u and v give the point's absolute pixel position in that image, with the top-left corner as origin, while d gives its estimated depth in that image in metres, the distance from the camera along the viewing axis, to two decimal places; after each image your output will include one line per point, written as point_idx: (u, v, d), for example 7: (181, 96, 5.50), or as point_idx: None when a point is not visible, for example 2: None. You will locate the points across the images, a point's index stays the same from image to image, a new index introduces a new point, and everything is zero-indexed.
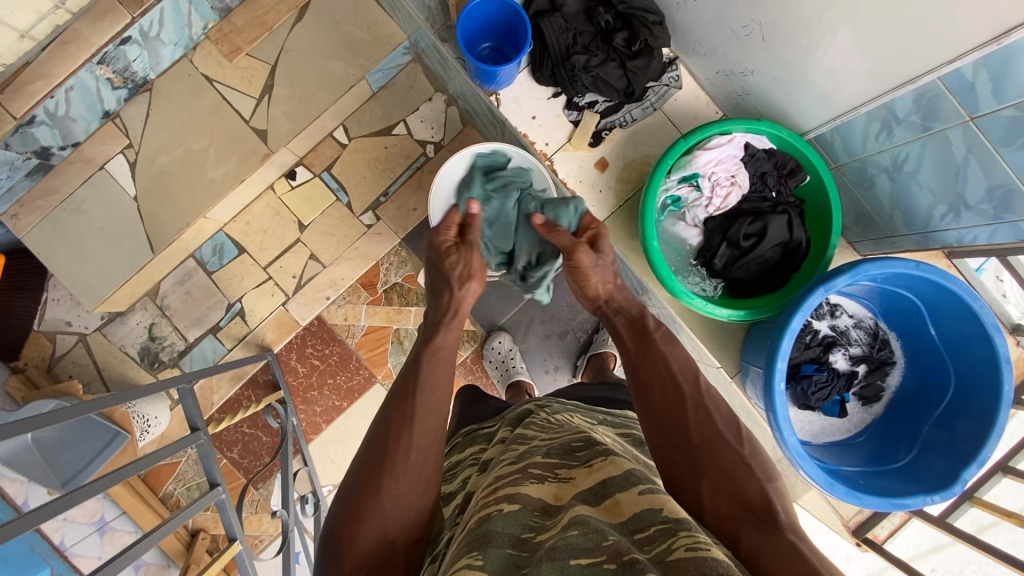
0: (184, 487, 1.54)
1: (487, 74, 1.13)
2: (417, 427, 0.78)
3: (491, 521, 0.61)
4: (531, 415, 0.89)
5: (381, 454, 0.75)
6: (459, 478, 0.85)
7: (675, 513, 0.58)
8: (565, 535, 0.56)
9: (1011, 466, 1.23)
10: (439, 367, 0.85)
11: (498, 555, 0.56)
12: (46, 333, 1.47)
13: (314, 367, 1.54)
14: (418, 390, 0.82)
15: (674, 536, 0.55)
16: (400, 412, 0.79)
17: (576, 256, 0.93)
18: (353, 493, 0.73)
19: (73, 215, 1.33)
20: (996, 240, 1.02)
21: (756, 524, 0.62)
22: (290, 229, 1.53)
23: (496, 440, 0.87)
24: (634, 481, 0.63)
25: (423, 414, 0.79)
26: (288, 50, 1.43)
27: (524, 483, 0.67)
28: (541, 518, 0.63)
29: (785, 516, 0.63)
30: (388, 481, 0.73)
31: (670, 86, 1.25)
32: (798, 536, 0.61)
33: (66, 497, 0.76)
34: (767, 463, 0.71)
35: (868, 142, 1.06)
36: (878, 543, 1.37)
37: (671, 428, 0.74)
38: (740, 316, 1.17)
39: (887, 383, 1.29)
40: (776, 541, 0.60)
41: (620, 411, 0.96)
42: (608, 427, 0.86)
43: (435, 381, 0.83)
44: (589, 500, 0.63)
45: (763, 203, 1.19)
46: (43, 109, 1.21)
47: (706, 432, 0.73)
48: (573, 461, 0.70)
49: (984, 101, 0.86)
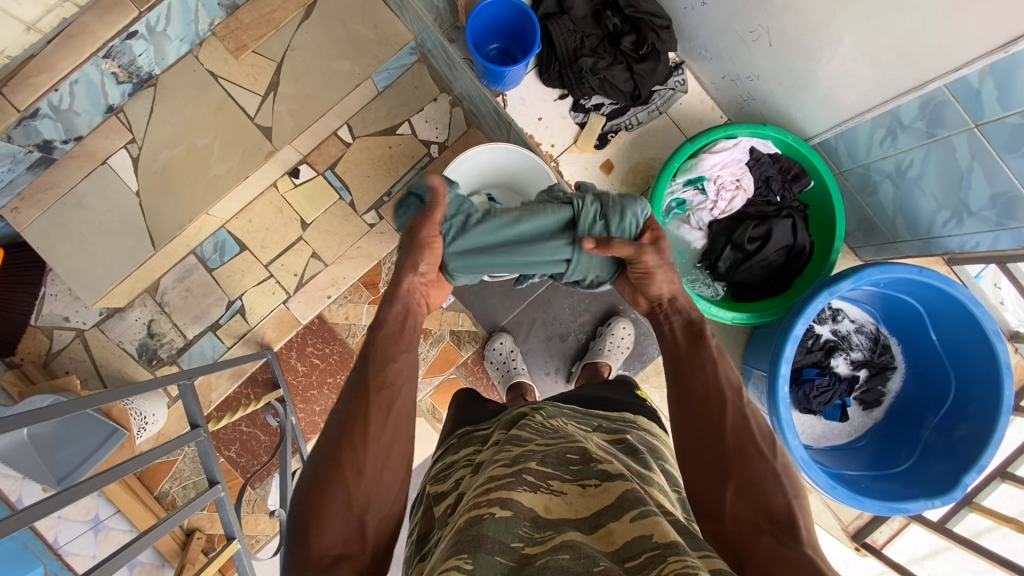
0: (181, 486, 1.47)
1: (495, 74, 1.12)
2: (375, 402, 0.75)
3: (482, 524, 0.58)
4: (526, 417, 0.86)
5: (343, 432, 0.72)
6: (452, 478, 0.80)
7: (666, 537, 0.55)
8: (555, 557, 0.55)
9: (1010, 471, 1.24)
10: (395, 342, 0.81)
11: (490, 562, 0.55)
12: (43, 328, 1.46)
13: (314, 366, 1.53)
14: (375, 362, 0.79)
15: (663, 562, 0.53)
16: (361, 389, 0.76)
17: (643, 259, 0.83)
18: (317, 469, 0.70)
19: (75, 210, 1.32)
20: (998, 246, 1.04)
21: (776, 535, 0.63)
22: (293, 227, 1.52)
23: (491, 443, 0.83)
24: (628, 506, 0.60)
25: (381, 387, 0.76)
26: (294, 49, 1.43)
27: (518, 488, 0.64)
28: (531, 529, 0.61)
29: (806, 532, 0.65)
30: (351, 456, 0.71)
31: (676, 90, 1.27)
32: (816, 553, 0.62)
33: (64, 493, 0.75)
34: (796, 480, 0.71)
35: (872, 148, 1.08)
36: (877, 548, 1.39)
37: (703, 431, 0.73)
38: (743, 318, 1.18)
39: (887, 388, 1.30)
40: (796, 551, 0.61)
41: (617, 415, 0.94)
42: (601, 435, 0.84)
43: (392, 356, 0.80)
44: (584, 528, 0.61)
45: (767, 207, 1.21)
46: (47, 102, 1.20)
47: (741, 440, 0.71)
48: (567, 475, 0.68)
49: (989, 108, 0.87)
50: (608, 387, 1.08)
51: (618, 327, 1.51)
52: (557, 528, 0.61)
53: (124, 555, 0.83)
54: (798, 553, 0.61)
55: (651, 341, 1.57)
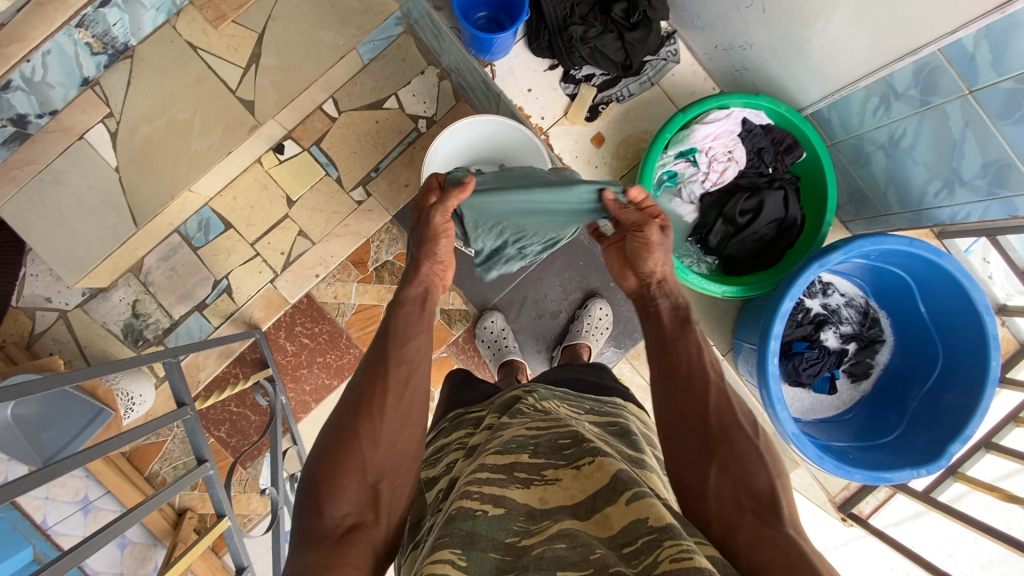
0: (171, 466, 1.45)
1: (483, 42, 1.10)
2: (393, 376, 0.75)
3: (475, 520, 0.58)
4: (519, 401, 0.84)
5: (361, 401, 0.72)
6: (445, 462, 0.79)
7: (661, 521, 0.54)
8: (551, 546, 0.55)
9: (996, 442, 1.24)
10: (416, 321, 0.81)
11: (483, 559, 0.55)
12: (25, 309, 1.42)
13: (303, 345, 1.51)
14: (395, 339, 0.78)
15: (659, 547, 0.52)
16: (376, 365, 0.76)
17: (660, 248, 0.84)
18: (328, 442, 0.70)
19: (52, 186, 1.28)
20: (988, 217, 1.03)
21: (757, 514, 0.64)
22: (278, 205, 1.49)
23: (483, 426, 0.82)
24: (622, 489, 0.59)
25: (400, 362, 0.76)
26: (276, 18, 1.39)
27: (510, 486, 0.64)
28: (526, 523, 0.61)
29: (788, 510, 0.65)
30: (367, 427, 0.71)
31: (668, 60, 1.24)
32: (797, 532, 0.63)
33: (45, 470, 0.73)
34: (779, 459, 0.71)
35: (865, 118, 1.07)
36: (863, 518, 1.42)
37: (689, 408, 0.73)
38: (734, 291, 1.17)
39: (876, 361, 1.31)
40: (777, 534, 0.61)
41: (607, 398, 0.93)
42: (592, 418, 0.83)
43: (409, 335, 0.79)
44: (579, 514, 0.60)
45: (760, 178, 1.19)
46: (20, 74, 1.15)
47: (724, 418, 0.71)
48: (561, 460, 0.67)
49: (983, 73, 0.86)
50: (589, 368, 1.07)
51: (596, 308, 1.50)
52: (553, 517, 0.61)
53: (110, 531, 0.82)
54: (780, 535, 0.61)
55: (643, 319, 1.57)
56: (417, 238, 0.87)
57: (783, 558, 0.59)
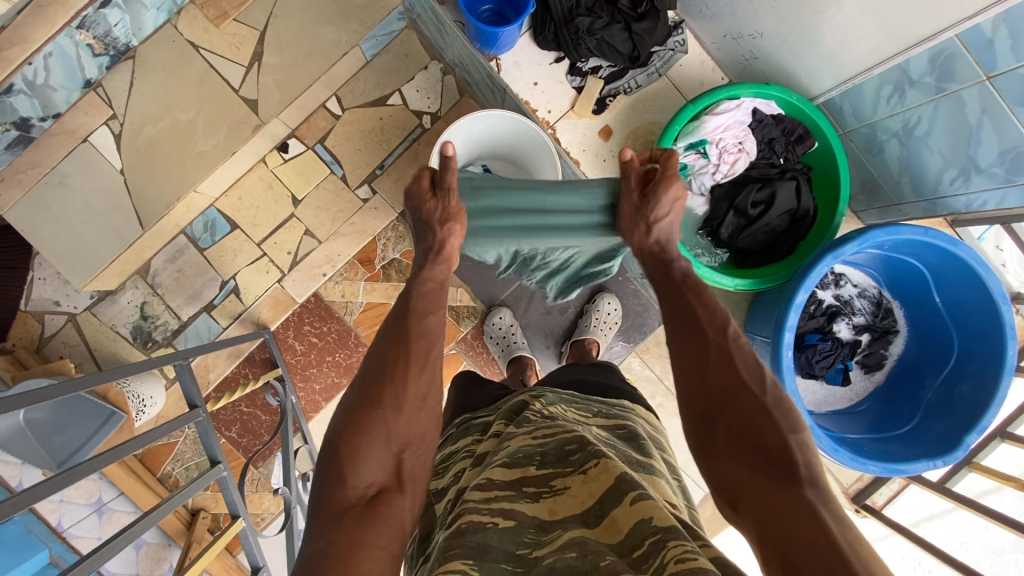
0: (183, 467, 1.45)
1: (488, 36, 1.08)
2: (415, 348, 0.76)
3: (485, 532, 0.58)
4: (527, 407, 0.83)
5: (383, 369, 0.73)
6: (453, 471, 0.79)
7: (666, 521, 0.55)
8: (562, 556, 0.55)
9: (1010, 431, 1.25)
10: (434, 296, 0.84)
11: (494, 569, 0.55)
12: (34, 313, 1.43)
13: (312, 345, 1.51)
14: (413, 316, 0.80)
15: (665, 547, 0.52)
16: (396, 337, 0.77)
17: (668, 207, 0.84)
18: (352, 412, 0.69)
19: (58, 189, 1.27)
20: (1004, 205, 1.01)
21: (773, 476, 0.61)
22: (284, 204, 1.48)
23: (491, 434, 0.82)
24: (627, 490, 0.59)
25: (420, 335, 0.78)
26: (277, 16, 1.38)
27: (519, 499, 0.63)
28: (537, 534, 0.60)
29: (805, 468, 0.62)
30: (392, 396, 0.71)
31: (676, 50, 1.22)
32: (817, 493, 0.60)
33: (63, 475, 0.73)
34: (793, 412, 0.67)
35: (878, 106, 1.05)
36: (877, 509, 1.44)
37: (692, 372, 0.72)
38: (746, 285, 1.16)
39: (889, 352, 1.30)
40: (791, 494, 0.59)
41: (615, 401, 0.92)
42: (600, 422, 0.82)
43: (430, 308, 0.82)
44: (589, 522, 0.60)
45: (771, 169, 1.18)
46: (21, 76, 1.13)
47: (727, 377, 0.69)
48: (568, 468, 0.66)
49: (1002, 59, 0.84)
50: (598, 368, 1.05)
51: (604, 303, 1.49)
52: (564, 526, 0.60)
53: (128, 534, 0.82)
54: (797, 497, 0.59)
55: (652, 313, 1.56)
56: (437, 220, 0.87)
57: (797, 528, 0.56)
